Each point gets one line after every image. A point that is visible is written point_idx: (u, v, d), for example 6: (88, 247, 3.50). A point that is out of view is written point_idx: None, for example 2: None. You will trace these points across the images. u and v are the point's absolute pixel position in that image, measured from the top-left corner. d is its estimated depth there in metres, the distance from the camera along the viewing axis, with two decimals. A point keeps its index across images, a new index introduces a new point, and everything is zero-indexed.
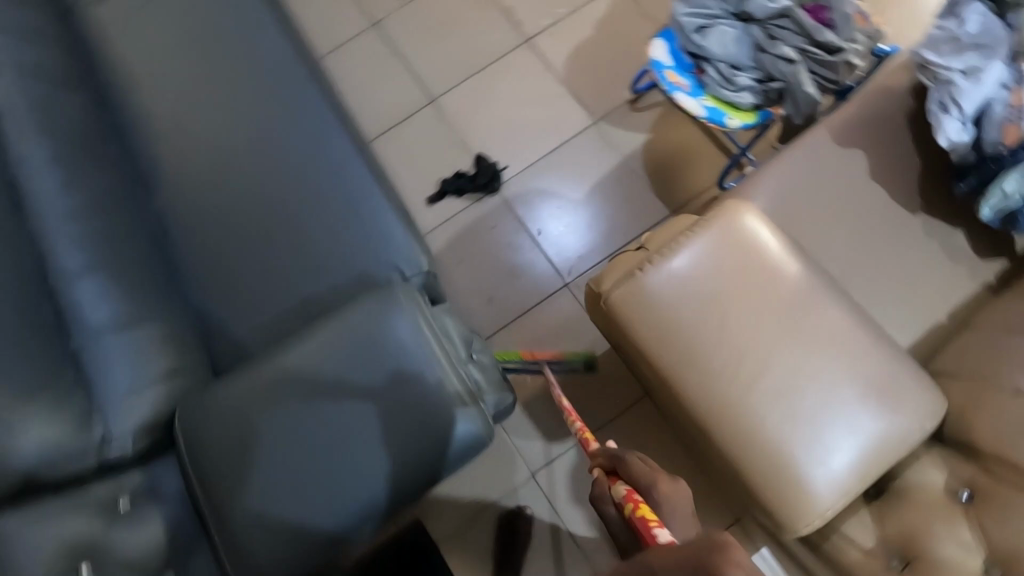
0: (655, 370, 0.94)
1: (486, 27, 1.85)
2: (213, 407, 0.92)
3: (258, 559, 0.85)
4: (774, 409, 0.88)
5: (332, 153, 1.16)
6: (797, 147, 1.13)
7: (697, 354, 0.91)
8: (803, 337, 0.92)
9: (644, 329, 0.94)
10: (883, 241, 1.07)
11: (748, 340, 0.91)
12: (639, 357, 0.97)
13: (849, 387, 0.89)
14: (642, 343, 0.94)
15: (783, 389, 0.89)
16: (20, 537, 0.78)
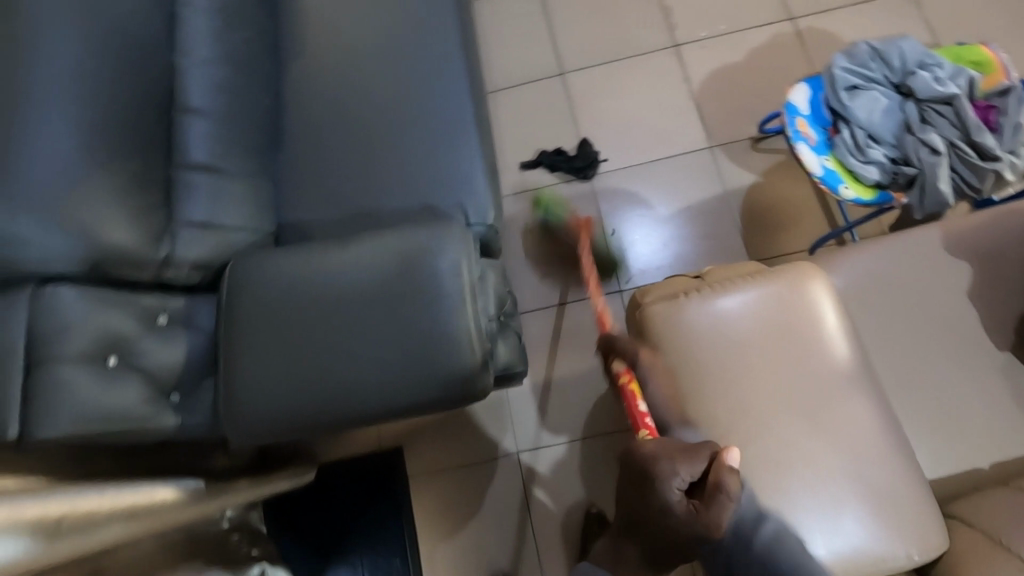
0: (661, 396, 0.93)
1: (641, 20, 1.83)
2: (260, 268, 1.01)
3: (246, 412, 0.93)
4: (762, 479, 0.85)
5: (447, 87, 1.21)
6: (901, 238, 1.05)
7: (708, 396, 0.89)
8: (821, 422, 0.88)
9: (666, 353, 0.92)
10: (953, 364, 0.99)
11: (764, 403, 0.88)
12: None
13: (849, 488, 0.85)
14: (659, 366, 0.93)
15: (779, 465, 0.86)
16: (70, 308, 0.87)
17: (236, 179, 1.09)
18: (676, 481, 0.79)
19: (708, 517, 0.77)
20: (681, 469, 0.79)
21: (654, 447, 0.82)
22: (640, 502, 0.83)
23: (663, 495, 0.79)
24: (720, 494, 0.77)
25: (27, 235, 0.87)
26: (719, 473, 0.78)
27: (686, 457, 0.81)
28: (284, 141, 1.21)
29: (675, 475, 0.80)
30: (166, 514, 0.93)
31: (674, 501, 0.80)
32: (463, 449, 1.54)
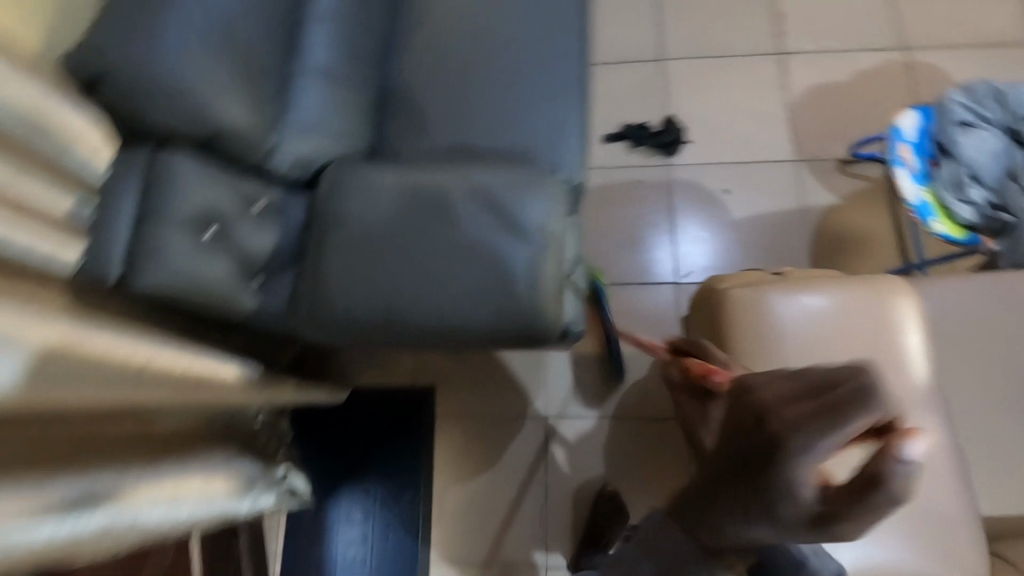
0: None
1: (751, 22, 1.80)
2: (359, 176, 1.04)
3: (325, 307, 0.97)
4: None
5: (561, 42, 1.22)
6: (993, 278, 1.04)
7: None
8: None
9: (741, 337, 0.92)
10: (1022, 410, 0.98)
11: None
12: None
13: None
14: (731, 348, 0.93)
15: None
16: (185, 174, 0.90)
17: (345, 88, 1.12)
18: (812, 457, 0.67)
19: (852, 508, 0.67)
20: (825, 444, 0.65)
21: (790, 409, 0.69)
22: (755, 469, 0.71)
23: (789, 471, 0.68)
24: (874, 491, 0.66)
25: (157, 95, 0.88)
26: (886, 462, 0.65)
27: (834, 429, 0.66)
28: (395, 65, 1.23)
29: (813, 450, 0.66)
30: (227, 394, 0.98)
31: (805, 478, 0.68)
32: (492, 403, 1.56)
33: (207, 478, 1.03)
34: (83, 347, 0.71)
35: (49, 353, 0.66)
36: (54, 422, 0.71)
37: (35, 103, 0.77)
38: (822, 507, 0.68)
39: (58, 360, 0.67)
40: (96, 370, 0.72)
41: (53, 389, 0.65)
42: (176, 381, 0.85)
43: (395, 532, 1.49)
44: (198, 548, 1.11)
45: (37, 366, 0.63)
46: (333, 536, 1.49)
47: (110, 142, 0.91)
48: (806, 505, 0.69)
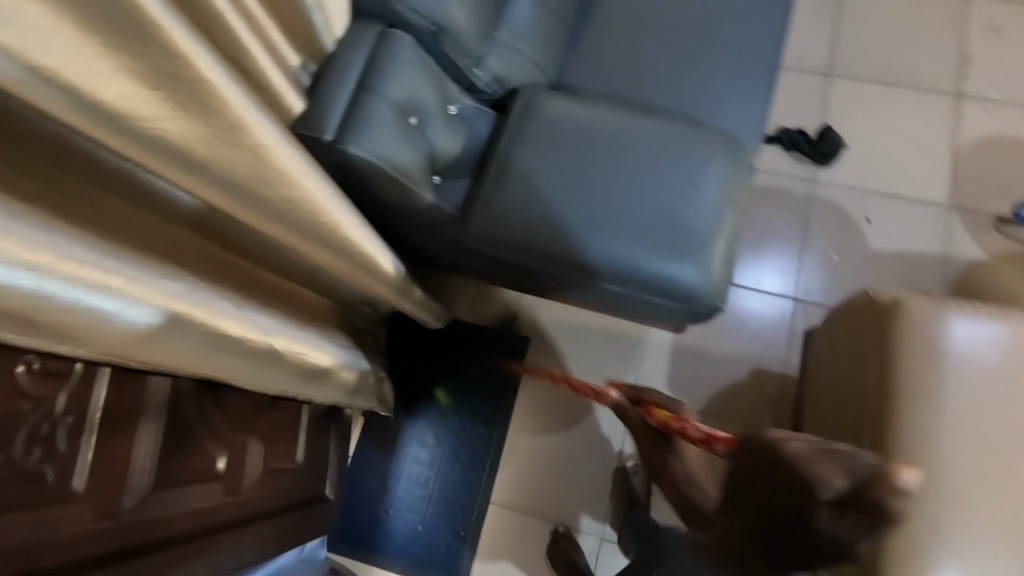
0: (884, 379, 0.99)
1: (934, 55, 1.71)
2: (551, 105, 1.06)
3: (494, 220, 0.99)
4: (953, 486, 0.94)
5: (763, 24, 1.21)
6: None
7: (935, 397, 0.96)
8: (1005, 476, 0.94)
9: (910, 343, 0.98)
10: None
11: (986, 426, 0.95)
12: (871, 362, 1.02)
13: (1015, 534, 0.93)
14: (897, 352, 0.99)
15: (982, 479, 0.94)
16: (402, 58, 0.93)
17: (551, 17, 1.12)
18: (834, 488, 0.64)
19: (862, 529, 0.65)
20: (839, 474, 0.65)
21: (800, 450, 0.66)
22: (772, 505, 0.68)
23: (810, 503, 0.65)
24: (873, 513, 0.64)
25: None
26: (881, 486, 0.63)
27: (842, 469, 0.65)
28: (592, 11, 1.24)
29: (830, 480, 0.64)
30: (376, 282, 1.02)
31: (824, 512, 0.65)
32: (584, 367, 1.58)
33: (333, 357, 1.09)
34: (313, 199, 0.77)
35: (291, 193, 0.72)
36: (226, 252, 0.82)
37: None
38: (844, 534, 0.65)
39: (288, 203, 0.73)
40: (307, 220, 0.77)
41: (271, 215, 0.72)
42: (351, 255, 0.91)
43: (459, 464, 1.52)
44: (305, 424, 1.18)
45: (267, 198, 0.69)
46: (403, 452, 1.53)
47: (346, 14, 0.94)
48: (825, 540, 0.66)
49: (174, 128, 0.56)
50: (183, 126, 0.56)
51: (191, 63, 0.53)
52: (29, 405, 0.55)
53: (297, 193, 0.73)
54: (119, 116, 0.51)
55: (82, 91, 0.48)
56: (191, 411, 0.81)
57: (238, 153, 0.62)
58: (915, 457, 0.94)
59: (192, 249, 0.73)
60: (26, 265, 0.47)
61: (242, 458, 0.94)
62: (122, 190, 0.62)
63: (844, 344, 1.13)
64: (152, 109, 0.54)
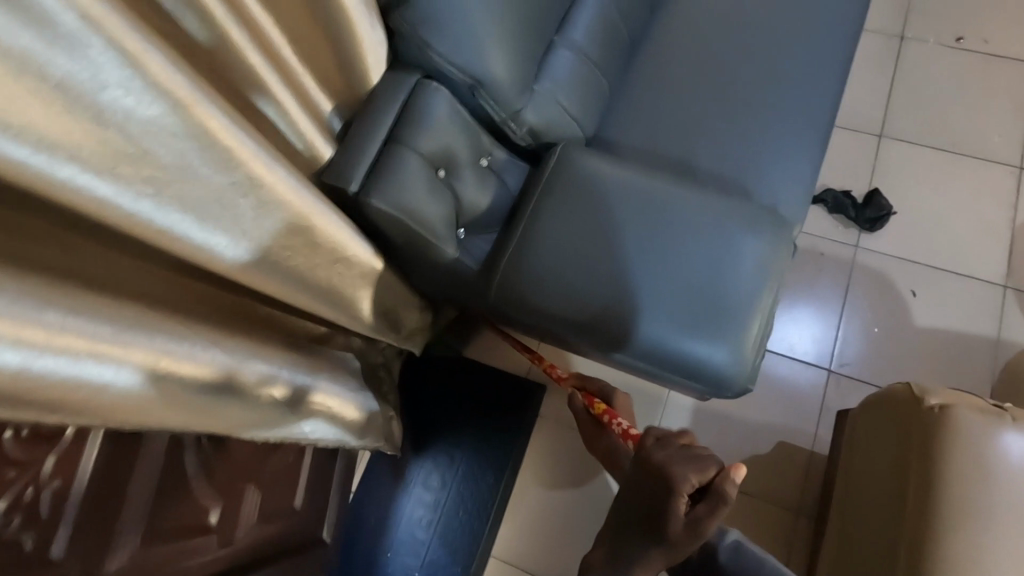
0: (920, 492, 0.92)
1: (999, 124, 1.62)
2: (586, 162, 1.02)
3: (517, 281, 0.96)
4: None
5: (817, 93, 1.15)
6: None
7: (976, 517, 0.89)
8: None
9: (948, 456, 0.92)
10: None
11: None
12: (907, 470, 0.96)
13: None
14: (934, 464, 0.92)
15: None
16: (435, 111, 0.91)
17: (594, 70, 1.09)
18: (687, 484, 0.84)
19: (708, 516, 0.83)
20: (693, 472, 0.85)
21: (667, 454, 0.89)
22: (651, 503, 0.87)
23: (671, 497, 0.85)
24: (717, 502, 0.83)
25: (453, 31, 0.88)
26: (720, 480, 0.84)
27: (695, 467, 0.86)
28: (638, 65, 1.20)
29: (685, 478, 0.85)
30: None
31: (679, 506, 0.84)
32: None
33: (342, 402, 1.05)
34: (320, 235, 0.77)
35: (293, 239, 0.73)
36: (241, 300, 0.79)
37: (350, 10, 0.77)
38: (692, 521, 0.83)
39: (290, 246, 0.73)
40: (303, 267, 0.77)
41: (273, 268, 0.71)
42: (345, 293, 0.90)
43: (464, 511, 1.47)
44: (308, 466, 1.15)
45: (269, 250, 0.69)
46: (406, 492, 1.49)
47: (382, 63, 0.92)
48: (680, 525, 0.84)
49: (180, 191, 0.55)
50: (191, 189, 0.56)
51: (203, 126, 0.53)
52: (13, 472, 0.54)
53: (303, 230, 0.74)
54: (130, 186, 0.50)
55: (91, 165, 0.46)
56: (188, 468, 0.80)
57: (238, 205, 0.62)
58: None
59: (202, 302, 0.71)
60: (17, 342, 0.45)
61: (238, 508, 0.91)
62: (133, 250, 0.61)
63: (881, 442, 1.07)
64: (160, 175, 0.53)
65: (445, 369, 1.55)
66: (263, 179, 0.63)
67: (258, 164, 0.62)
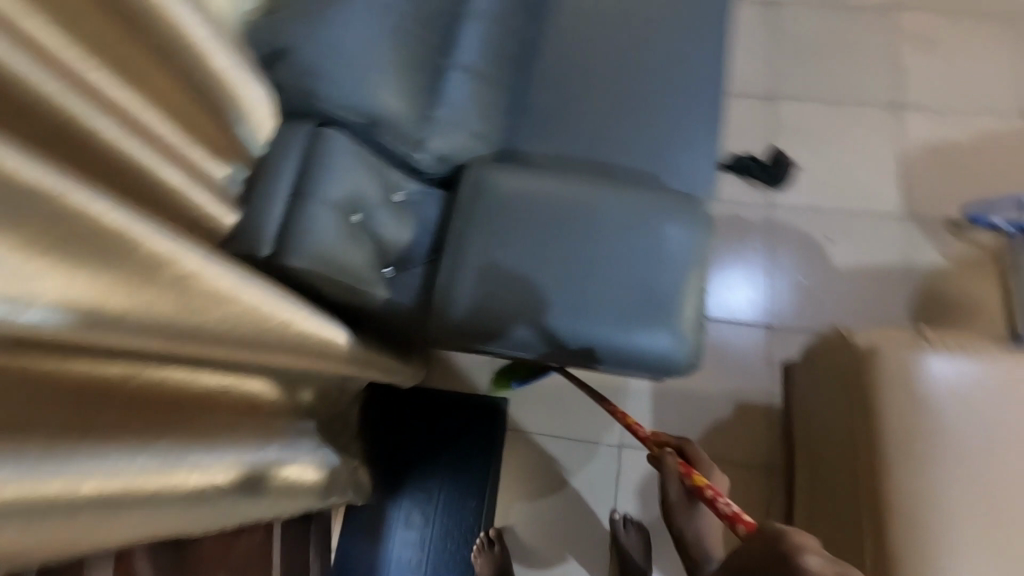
0: (866, 427, 0.98)
1: (870, 69, 1.75)
2: (501, 177, 1.03)
3: (452, 306, 0.96)
4: (954, 528, 0.91)
5: (704, 73, 1.21)
6: None
7: (916, 440, 0.95)
8: (1001, 516, 0.91)
9: (885, 389, 0.97)
10: None
11: (973, 464, 0.93)
12: (852, 409, 1.01)
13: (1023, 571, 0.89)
14: (872, 399, 0.98)
15: (981, 517, 0.91)
16: (337, 156, 0.89)
17: (492, 86, 1.10)
18: None
19: None
20: None
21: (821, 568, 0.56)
22: None
23: None
24: None
25: (335, 76, 0.89)
26: None
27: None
28: (533, 74, 1.22)
29: None
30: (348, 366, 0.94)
31: None
32: (570, 423, 1.52)
33: (300, 463, 1.00)
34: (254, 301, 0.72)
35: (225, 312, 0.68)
36: (179, 384, 0.74)
37: (223, 72, 0.75)
38: None
39: (230, 321, 0.67)
40: (254, 343, 0.71)
41: (213, 347, 0.65)
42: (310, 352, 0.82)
43: (452, 543, 1.45)
44: (280, 536, 1.11)
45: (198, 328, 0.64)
46: (390, 536, 1.45)
47: (273, 115, 0.86)
48: None
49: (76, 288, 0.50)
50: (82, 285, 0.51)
51: (70, 216, 0.49)
52: None
53: (236, 308, 0.68)
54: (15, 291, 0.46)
55: None
56: None
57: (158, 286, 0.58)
58: (914, 509, 0.92)
59: (130, 398, 0.65)
60: None
61: None
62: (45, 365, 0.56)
63: (823, 387, 1.13)
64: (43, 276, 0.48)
65: (407, 402, 1.53)
66: (167, 256, 0.58)
67: (157, 242, 0.57)
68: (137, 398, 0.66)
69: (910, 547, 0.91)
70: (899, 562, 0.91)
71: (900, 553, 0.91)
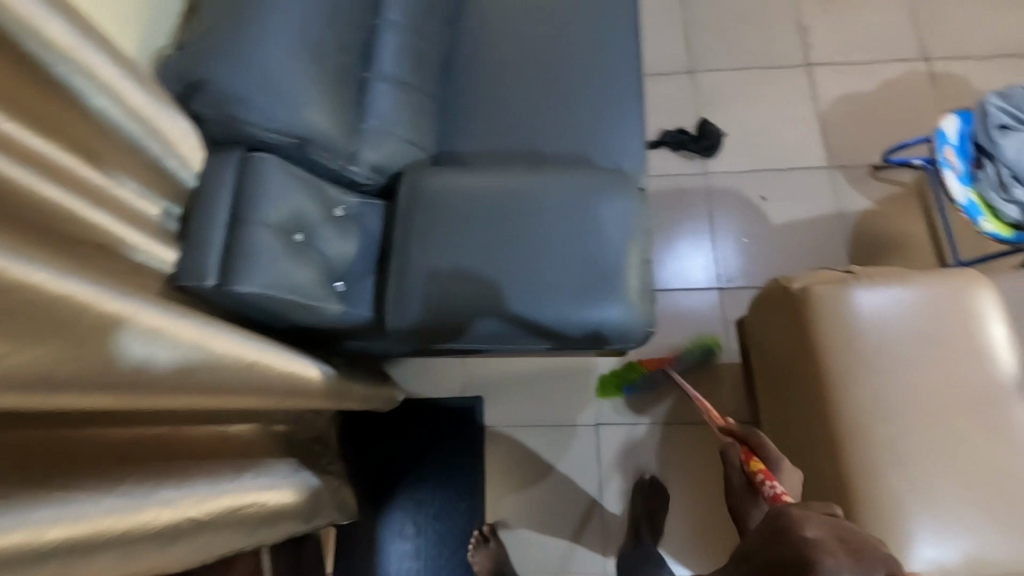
0: (813, 370, 1.01)
1: (780, 34, 1.84)
2: (434, 179, 1.05)
3: (406, 311, 0.98)
4: (904, 449, 0.94)
5: (620, 55, 1.26)
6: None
7: (857, 374, 0.98)
8: (950, 431, 0.94)
9: (824, 329, 1.00)
10: None
11: (915, 387, 0.96)
12: (797, 353, 1.05)
13: (974, 480, 0.93)
14: (815, 341, 1.01)
15: (929, 436, 0.94)
16: (268, 177, 0.90)
17: (417, 93, 1.12)
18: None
19: None
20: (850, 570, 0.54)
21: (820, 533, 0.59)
22: None
23: None
24: None
25: (255, 101, 0.89)
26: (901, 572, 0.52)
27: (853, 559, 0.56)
28: (458, 77, 1.25)
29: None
30: (311, 399, 0.93)
31: None
32: (546, 411, 1.55)
33: (277, 489, 1.00)
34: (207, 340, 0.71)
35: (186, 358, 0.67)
36: (131, 430, 0.74)
37: (143, 109, 0.78)
38: None
39: (186, 365, 0.66)
40: (213, 382, 0.70)
41: (173, 394, 0.65)
42: (274, 385, 0.82)
43: (448, 547, 1.46)
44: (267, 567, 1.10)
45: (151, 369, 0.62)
46: (385, 550, 1.45)
47: (201, 149, 0.90)
48: None
49: (35, 353, 0.51)
50: (37, 351, 0.51)
51: (16, 285, 0.49)
52: None
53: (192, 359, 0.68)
54: None
55: None
56: None
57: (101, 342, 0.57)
58: (866, 438, 0.96)
59: (80, 449, 0.65)
60: None
61: None
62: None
63: (771, 336, 1.16)
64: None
65: (384, 418, 1.54)
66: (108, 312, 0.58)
67: (106, 302, 0.59)
68: (88, 447, 0.66)
69: (868, 475, 0.94)
70: (860, 492, 0.94)
71: (862, 482, 0.94)
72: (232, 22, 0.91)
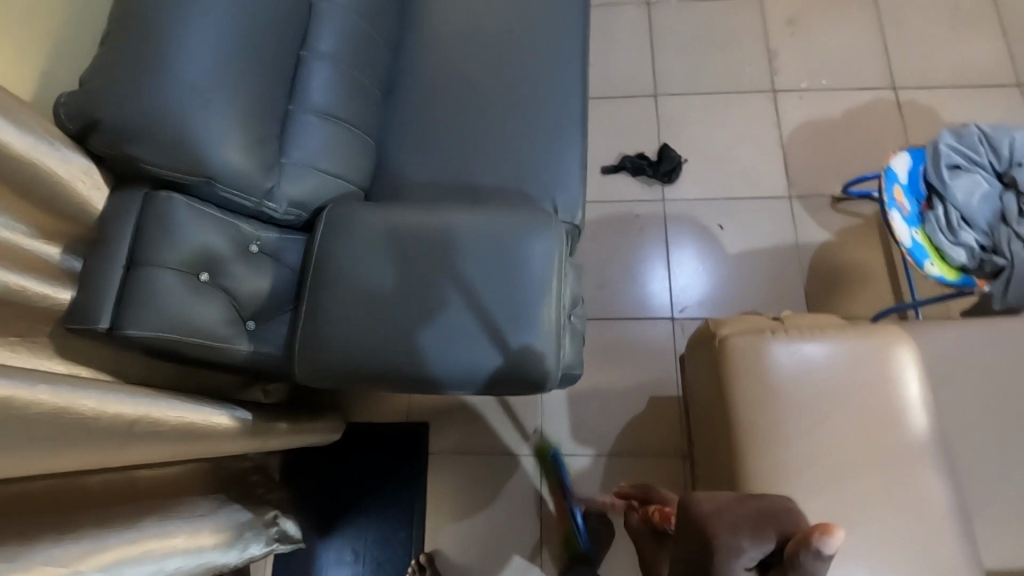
0: (731, 422, 0.98)
1: (746, 59, 1.82)
2: (353, 215, 1.03)
3: (315, 351, 0.96)
4: (819, 507, 0.92)
5: (563, 86, 1.24)
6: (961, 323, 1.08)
7: (775, 427, 0.96)
8: (864, 488, 0.93)
9: (743, 381, 0.98)
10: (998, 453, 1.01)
11: (832, 442, 0.95)
12: (718, 403, 1.03)
13: (886, 538, 0.91)
14: (734, 393, 0.99)
15: (844, 493, 0.93)
16: (175, 217, 0.88)
17: (347, 126, 1.10)
18: None
19: None
20: None
21: None
22: None
23: None
24: None
25: (160, 138, 0.87)
26: None
27: None
28: (397, 105, 1.24)
29: None
30: (215, 441, 0.92)
31: None
32: (491, 438, 1.54)
33: (189, 529, 0.98)
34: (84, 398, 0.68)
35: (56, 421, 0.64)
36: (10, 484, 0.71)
37: (27, 151, 0.76)
38: None
39: (59, 427, 0.64)
40: (87, 437, 0.68)
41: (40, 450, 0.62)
42: (165, 433, 0.80)
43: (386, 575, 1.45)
44: None
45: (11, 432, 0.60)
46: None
47: (98, 188, 0.90)
48: None
49: None
50: None
51: None
52: None
53: (69, 422, 0.66)
54: None
55: None
56: None
57: None
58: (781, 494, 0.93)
59: None
60: None
61: None
62: None
63: (700, 381, 1.14)
64: None
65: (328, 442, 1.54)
66: None
67: None
68: None
69: None
70: None
71: None
72: (141, 54, 0.88)
